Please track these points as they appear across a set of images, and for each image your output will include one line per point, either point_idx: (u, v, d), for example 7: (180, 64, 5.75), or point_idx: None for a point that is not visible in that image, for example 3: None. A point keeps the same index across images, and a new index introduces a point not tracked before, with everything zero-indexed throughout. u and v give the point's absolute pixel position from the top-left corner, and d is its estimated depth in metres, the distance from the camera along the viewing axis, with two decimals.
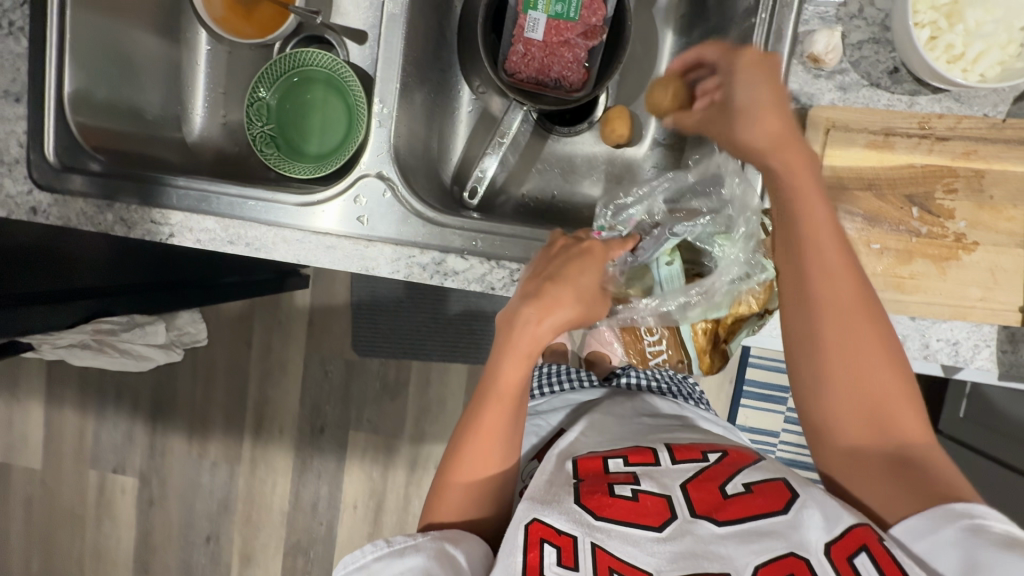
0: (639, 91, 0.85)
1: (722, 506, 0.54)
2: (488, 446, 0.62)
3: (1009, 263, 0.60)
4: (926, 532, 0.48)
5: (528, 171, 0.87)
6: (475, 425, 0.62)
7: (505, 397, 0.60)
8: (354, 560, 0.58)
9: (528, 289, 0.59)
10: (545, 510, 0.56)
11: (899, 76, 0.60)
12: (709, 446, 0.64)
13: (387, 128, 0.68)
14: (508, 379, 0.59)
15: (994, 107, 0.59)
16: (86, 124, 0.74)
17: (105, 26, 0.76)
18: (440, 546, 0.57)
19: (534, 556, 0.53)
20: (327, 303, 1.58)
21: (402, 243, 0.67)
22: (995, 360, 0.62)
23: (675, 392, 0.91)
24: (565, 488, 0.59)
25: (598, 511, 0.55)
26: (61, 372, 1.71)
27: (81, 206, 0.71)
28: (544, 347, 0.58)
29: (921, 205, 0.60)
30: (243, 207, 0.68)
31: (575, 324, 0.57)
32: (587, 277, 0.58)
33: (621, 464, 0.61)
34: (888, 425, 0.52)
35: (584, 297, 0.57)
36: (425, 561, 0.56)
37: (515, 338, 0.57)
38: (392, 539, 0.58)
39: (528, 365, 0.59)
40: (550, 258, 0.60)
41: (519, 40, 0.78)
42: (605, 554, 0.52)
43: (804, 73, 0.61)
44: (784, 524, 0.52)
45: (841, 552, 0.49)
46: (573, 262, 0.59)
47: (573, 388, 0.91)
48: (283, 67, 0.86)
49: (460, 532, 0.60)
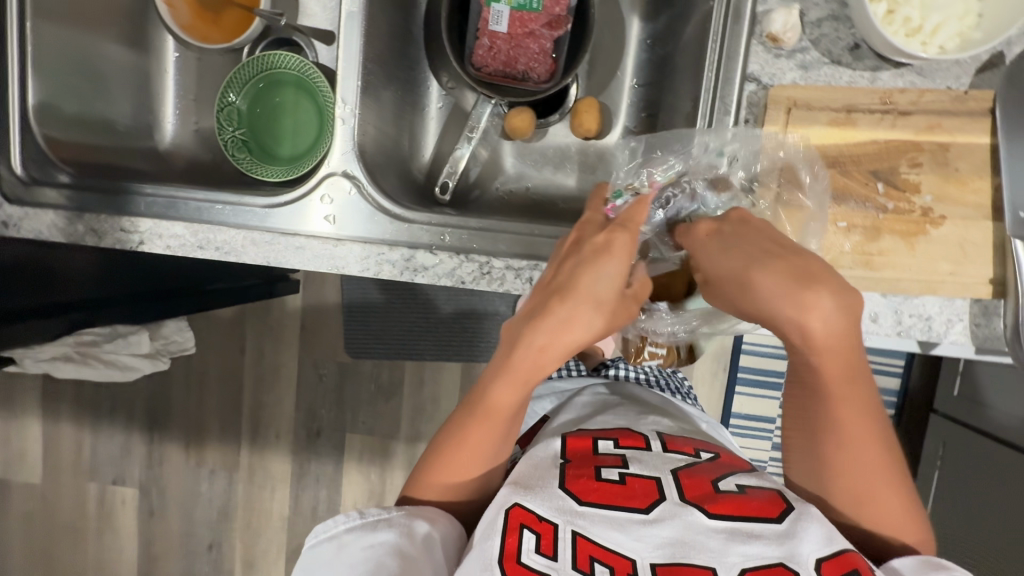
0: (609, 81, 0.85)
1: (714, 497, 0.55)
2: (475, 453, 0.60)
3: (979, 237, 0.59)
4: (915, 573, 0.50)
5: (502, 162, 0.87)
6: (458, 435, 0.61)
7: (494, 417, 0.59)
8: (325, 529, 0.58)
9: (534, 302, 0.55)
10: (527, 496, 0.55)
11: (860, 52, 0.60)
12: (703, 444, 0.65)
13: (350, 126, 0.68)
14: (498, 401, 0.58)
15: (957, 80, 0.59)
16: (55, 136, 0.74)
17: (69, 38, 0.76)
18: (412, 523, 0.57)
19: (513, 541, 0.51)
20: (318, 308, 1.58)
21: (371, 241, 0.67)
22: (969, 334, 0.62)
23: (662, 384, 0.93)
24: (551, 470, 0.58)
25: (582, 496, 0.55)
26: (56, 386, 1.72)
27: (52, 218, 0.70)
28: (546, 369, 0.56)
29: (886, 179, 0.59)
30: (211, 211, 0.68)
31: (588, 342, 0.54)
32: (604, 284, 0.53)
33: (611, 445, 0.62)
34: (874, 495, 0.54)
35: (599, 309, 0.53)
36: (397, 538, 0.56)
37: (517, 361, 0.55)
38: (365, 511, 0.59)
39: (522, 390, 0.57)
40: (560, 263, 0.55)
41: (484, 33, 0.77)
42: (587, 542, 0.51)
43: (765, 53, 0.61)
44: (777, 533, 0.52)
45: (834, 569, 0.49)
46: (586, 268, 0.54)
47: (560, 377, 0.92)
48: (252, 71, 0.86)
49: (436, 510, 0.60)
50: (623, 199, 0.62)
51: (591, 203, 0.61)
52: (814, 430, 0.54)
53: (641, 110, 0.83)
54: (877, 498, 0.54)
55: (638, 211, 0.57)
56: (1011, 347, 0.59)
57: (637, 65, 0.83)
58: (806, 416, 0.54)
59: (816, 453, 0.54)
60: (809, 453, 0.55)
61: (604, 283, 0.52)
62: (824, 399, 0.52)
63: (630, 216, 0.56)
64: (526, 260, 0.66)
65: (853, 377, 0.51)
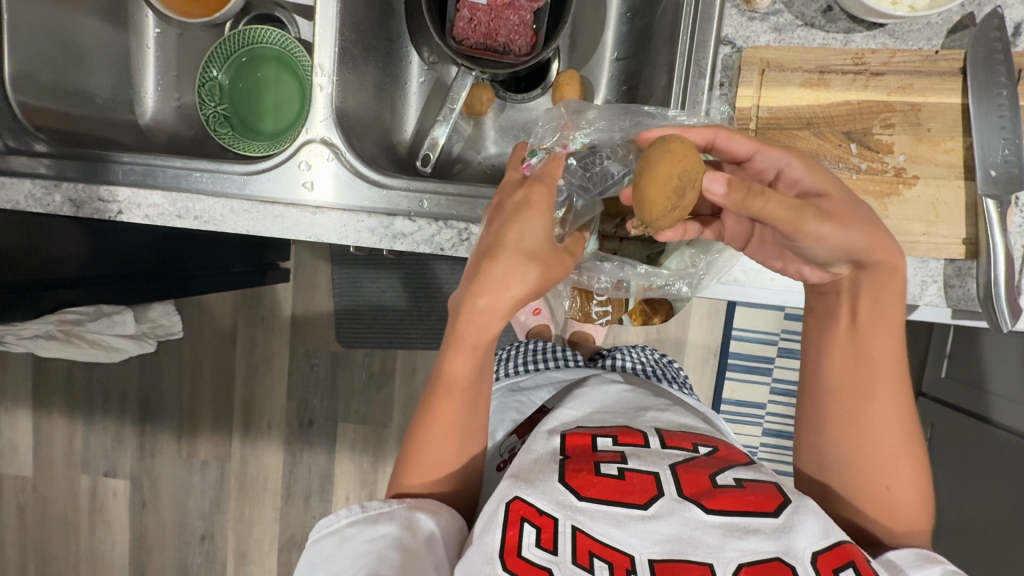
0: (590, 54, 0.85)
1: (711, 493, 0.55)
2: (447, 435, 0.65)
3: (951, 197, 0.59)
4: (912, 567, 0.51)
5: (484, 138, 0.87)
6: (426, 422, 0.65)
7: (452, 389, 0.63)
8: (327, 524, 0.59)
9: (470, 268, 0.57)
10: (527, 489, 0.55)
11: (833, 14, 0.61)
12: (700, 438, 0.64)
13: (328, 93, 0.68)
14: (453, 373, 0.62)
15: (928, 41, 0.60)
16: (29, 104, 0.74)
17: (45, 12, 0.75)
18: (411, 515, 0.59)
19: (513, 535, 0.52)
20: (308, 297, 1.58)
21: (350, 210, 0.67)
22: (944, 295, 0.62)
23: (660, 374, 0.96)
24: (550, 465, 0.58)
25: (582, 491, 0.55)
26: (46, 378, 1.71)
27: (29, 187, 0.70)
28: (490, 330, 0.58)
29: (859, 140, 0.60)
30: (189, 179, 0.68)
31: (527, 297, 0.56)
32: (529, 237, 0.56)
33: (609, 444, 0.61)
34: (888, 472, 0.55)
35: (531, 260, 0.55)
36: (397, 531, 0.57)
37: (462, 328, 0.58)
38: (367, 505, 0.60)
39: (474, 356, 0.60)
40: (489, 225, 0.57)
41: (464, 5, 0.78)
42: (585, 538, 0.52)
43: (739, 17, 0.62)
44: (774, 527, 0.52)
45: (828, 561, 0.50)
46: (511, 224, 0.56)
47: (556, 366, 0.93)
48: (235, 46, 0.86)
49: (436, 503, 0.62)
50: (538, 158, 0.64)
51: (508, 166, 0.63)
52: (839, 402, 0.56)
53: (621, 83, 0.83)
54: (891, 477, 0.55)
55: (552, 168, 0.59)
56: (983, 307, 0.60)
57: (617, 38, 0.83)
58: (833, 388, 0.56)
59: (839, 426, 0.56)
60: (823, 424, 0.58)
61: (530, 235, 0.55)
62: (857, 365, 0.55)
63: (546, 170, 0.59)
64: None
65: (890, 342, 0.54)
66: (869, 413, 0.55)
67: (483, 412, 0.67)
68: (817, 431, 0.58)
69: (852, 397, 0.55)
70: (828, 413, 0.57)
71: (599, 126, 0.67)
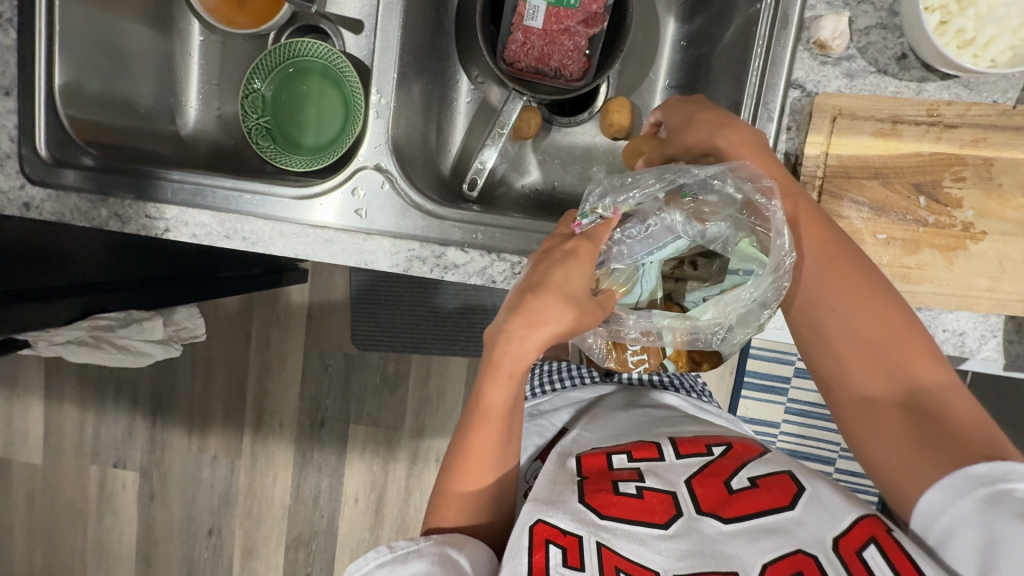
0: (640, 81, 0.84)
1: (727, 502, 0.54)
2: (479, 466, 0.63)
3: (1018, 253, 0.59)
4: (937, 517, 0.49)
5: (527, 159, 0.86)
6: (462, 449, 0.63)
7: (490, 417, 0.61)
8: (357, 567, 0.58)
9: (511, 300, 0.57)
10: (550, 511, 0.54)
11: (907, 62, 0.60)
12: (713, 439, 0.63)
13: (383, 119, 0.67)
14: (490, 402, 0.60)
15: (1003, 93, 0.59)
16: (77, 116, 0.73)
17: (94, 18, 0.74)
18: (442, 551, 0.57)
19: (540, 558, 0.51)
20: (326, 297, 1.57)
21: (401, 236, 0.67)
22: (1002, 350, 0.61)
23: (677, 386, 0.89)
24: (569, 487, 0.58)
25: (603, 510, 0.54)
26: (60, 368, 1.71)
27: (76, 201, 0.71)
28: (525, 361, 0.56)
29: (928, 193, 0.59)
30: (239, 200, 0.68)
31: (562, 336, 0.55)
32: (572, 281, 0.56)
33: (624, 460, 0.60)
34: (906, 372, 0.54)
35: (572, 303, 0.55)
36: (428, 566, 0.56)
37: (499, 357, 0.57)
38: (395, 545, 0.59)
39: (511, 384, 0.59)
40: (533, 266, 0.58)
41: (518, 28, 0.76)
42: (611, 553, 0.51)
43: (810, 60, 0.61)
44: (791, 520, 0.51)
45: (849, 543, 0.49)
46: (557, 269, 0.56)
47: (574, 385, 0.86)
48: (279, 58, 0.84)
49: (462, 537, 0.60)
50: (591, 219, 0.60)
51: (559, 224, 0.63)
52: (832, 324, 0.56)
53: None
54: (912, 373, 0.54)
55: (602, 229, 0.59)
56: None
57: (670, 67, 0.82)
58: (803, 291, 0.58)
59: (829, 346, 0.57)
60: (812, 334, 0.58)
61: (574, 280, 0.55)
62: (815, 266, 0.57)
63: (597, 231, 0.59)
64: None
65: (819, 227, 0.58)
66: (853, 313, 0.56)
67: (518, 439, 0.66)
68: (808, 348, 0.59)
69: (814, 289, 0.57)
70: (808, 320, 0.58)
71: (646, 183, 0.61)
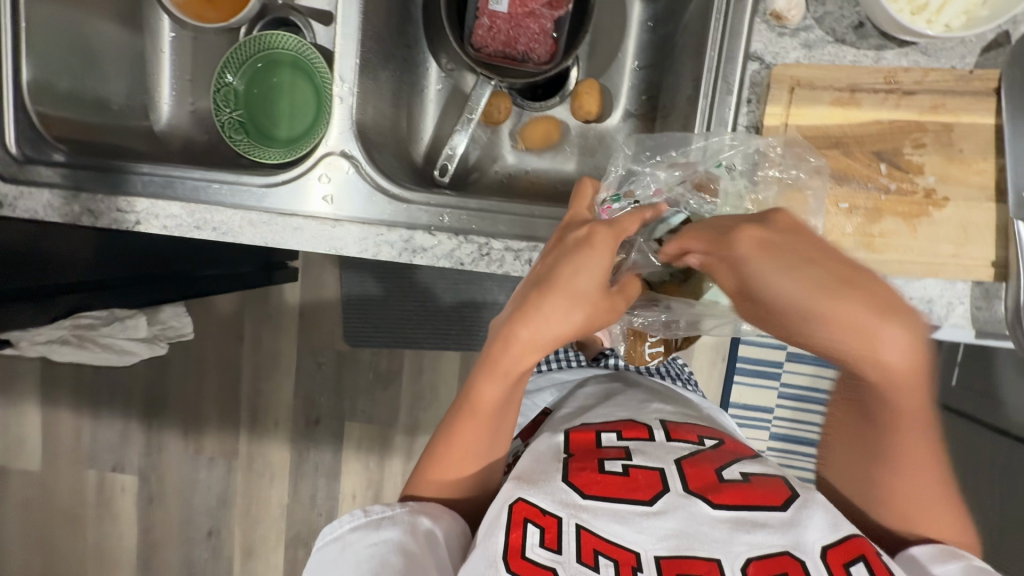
0: (609, 63, 0.84)
1: (717, 487, 0.54)
2: (465, 452, 0.62)
3: (982, 218, 0.59)
4: (934, 563, 0.50)
5: (502, 146, 0.86)
6: (440, 433, 0.63)
7: (480, 412, 0.61)
8: (330, 531, 0.58)
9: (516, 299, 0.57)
10: (529, 490, 0.54)
11: (864, 30, 0.61)
12: (706, 431, 0.64)
13: (348, 105, 0.68)
14: (482, 399, 0.60)
15: (962, 59, 0.60)
16: (47, 112, 0.74)
17: (62, 16, 0.74)
18: (415, 520, 0.58)
19: (517, 535, 0.50)
20: (316, 294, 1.57)
21: (370, 222, 0.67)
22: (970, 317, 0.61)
23: (664, 372, 0.88)
24: (553, 465, 0.57)
25: (585, 489, 0.54)
26: (53, 374, 1.71)
27: (47, 197, 0.71)
28: (528, 363, 0.57)
29: (889, 160, 0.59)
30: (209, 190, 0.69)
31: (567, 335, 0.55)
32: (583, 278, 0.54)
33: (613, 439, 0.61)
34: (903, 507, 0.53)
35: (578, 304, 0.54)
36: (400, 536, 0.56)
37: (501, 356, 0.57)
38: (369, 509, 0.59)
39: (506, 382, 0.59)
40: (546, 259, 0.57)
41: (484, 13, 0.77)
42: (590, 535, 0.51)
43: (768, 31, 0.62)
44: (780, 520, 0.51)
45: (838, 557, 0.48)
46: (566, 263, 0.55)
47: (559, 367, 0.88)
48: (249, 51, 0.84)
49: (439, 508, 0.60)
50: (622, 203, 0.63)
51: (581, 200, 0.61)
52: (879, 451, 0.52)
53: (642, 92, 0.83)
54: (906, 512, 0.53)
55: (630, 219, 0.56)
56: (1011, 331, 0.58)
57: (638, 47, 0.83)
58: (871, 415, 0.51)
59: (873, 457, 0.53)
60: (865, 440, 0.53)
61: (583, 277, 0.54)
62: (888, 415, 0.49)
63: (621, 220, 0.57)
64: (525, 240, 0.66)
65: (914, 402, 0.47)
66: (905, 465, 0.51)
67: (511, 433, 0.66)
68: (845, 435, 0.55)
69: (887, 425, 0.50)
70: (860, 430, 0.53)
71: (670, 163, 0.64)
